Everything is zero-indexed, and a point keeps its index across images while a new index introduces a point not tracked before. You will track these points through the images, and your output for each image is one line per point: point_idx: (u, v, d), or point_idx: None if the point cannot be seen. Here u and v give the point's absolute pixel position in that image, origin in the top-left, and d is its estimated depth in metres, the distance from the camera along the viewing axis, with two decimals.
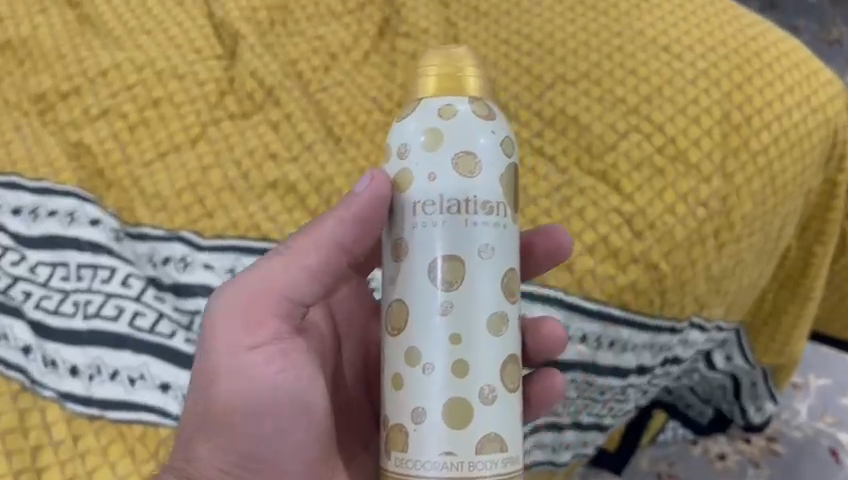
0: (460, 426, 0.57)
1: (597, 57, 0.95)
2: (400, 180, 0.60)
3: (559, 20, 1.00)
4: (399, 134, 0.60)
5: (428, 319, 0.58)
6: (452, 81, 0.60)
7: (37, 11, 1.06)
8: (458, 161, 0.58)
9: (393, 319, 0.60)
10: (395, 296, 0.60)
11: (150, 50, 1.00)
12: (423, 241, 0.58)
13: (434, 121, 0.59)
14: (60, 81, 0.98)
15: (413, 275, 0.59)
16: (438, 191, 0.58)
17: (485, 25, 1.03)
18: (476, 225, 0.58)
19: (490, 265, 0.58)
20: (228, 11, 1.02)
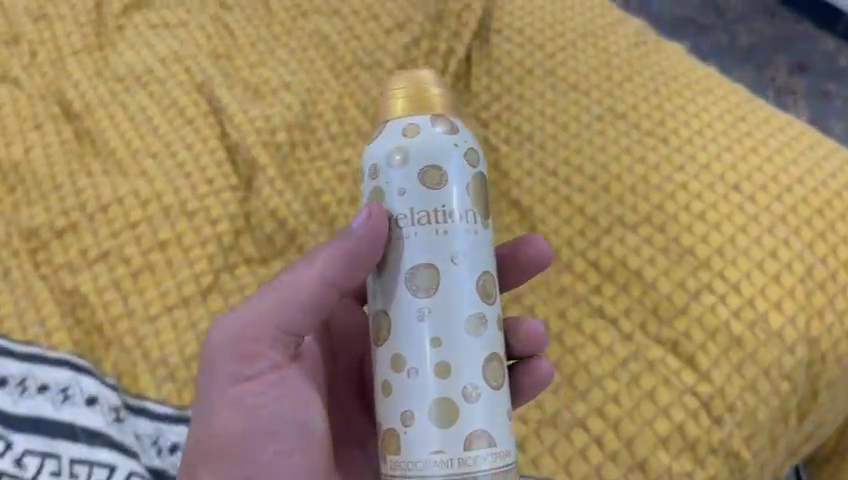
0: (450, 424, 0.51)
1: (659, 196, 0.85)
2: (374, 197, 0.56)
3: (612, 148, 0.90)
4: (370, 153, 0.56)
5: (409, 328, 0.53)
6: (411, 100, 0.54)
7: (30, 127, 0.95)
8: (422, 173, 0.53)
9: (376, 330, 0.56)
10: (378, 307, 0.56)
11: (157, 178, 0.89)
12: (402, 261, 0.54)
13: (396, 142, 0.54)
14: (56, 215, 0.88)
15: (393, 286, 0.55)
16: (412, 207, 0.54)
17: (528, 149, 0.93)
18: (452, 233, 0.53)
19: (465, 275, 0.53)
20: (245, 133, 0.92)
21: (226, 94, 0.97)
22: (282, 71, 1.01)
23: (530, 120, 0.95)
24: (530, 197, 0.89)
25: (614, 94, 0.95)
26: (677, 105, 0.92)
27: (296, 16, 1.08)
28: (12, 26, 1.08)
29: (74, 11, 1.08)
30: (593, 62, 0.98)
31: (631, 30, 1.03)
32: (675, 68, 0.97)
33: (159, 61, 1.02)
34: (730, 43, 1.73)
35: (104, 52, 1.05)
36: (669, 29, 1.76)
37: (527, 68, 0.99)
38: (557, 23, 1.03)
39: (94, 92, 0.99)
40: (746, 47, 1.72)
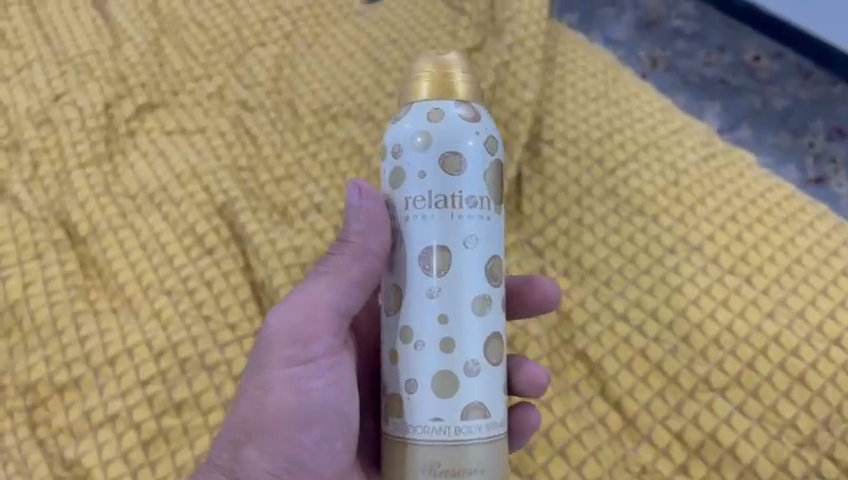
0: (452, 394, 0.52)
1: (749, 351, 0.73)
2: (392, 179, 0.55)
3: (691, 287, 0.78)
4: (392, 134, 0.55)
5: (419, 300, 0.53)
6: (436, 84, 0.54)
7: (31, 256, 0.85)
8: (444, 159, 0.52)
9: (388, 298, 0.55)
10: (391, 275, 0.55)
11: (172, 322, 0.79)
12: (411, 237, 0.53)
13: (419, 124, 0.53)
14: (57, 368, 0.77)
15: (405, 259, 0.54)
16: (428, 189, 0.52)
17: (592, 285, 0.82)
18: (467, 216, 0.52)
19: (476, 256, 0.53)
20: (273, 268, 0.82)
21: (251, 218, 0.87)
22: (312, 188, 0.91)
23: (592, 249, 0.84)
24: (598, 350, 0.76)
25: (686, 220, 0.84)
26: (760, 235, 0.81)
27: (326, 122, 0.99)
28: (14, 131, 0.98)
29: (82, 114, 0.98)
30: (660, 180, 0.88)
31: (698, 139, 0.93)
32: (753, 188, 0.86)
33: (175, 174, 0.92)
34: (764, 104, 1.49)
35: (114, 162, 0.95)
36: (695, 89, 1.53)
37: (586, 185, 0.89)
38: (616, 131, 0.93)
39: (102, 211, 0.89)
40: (781, 111, 1.48)
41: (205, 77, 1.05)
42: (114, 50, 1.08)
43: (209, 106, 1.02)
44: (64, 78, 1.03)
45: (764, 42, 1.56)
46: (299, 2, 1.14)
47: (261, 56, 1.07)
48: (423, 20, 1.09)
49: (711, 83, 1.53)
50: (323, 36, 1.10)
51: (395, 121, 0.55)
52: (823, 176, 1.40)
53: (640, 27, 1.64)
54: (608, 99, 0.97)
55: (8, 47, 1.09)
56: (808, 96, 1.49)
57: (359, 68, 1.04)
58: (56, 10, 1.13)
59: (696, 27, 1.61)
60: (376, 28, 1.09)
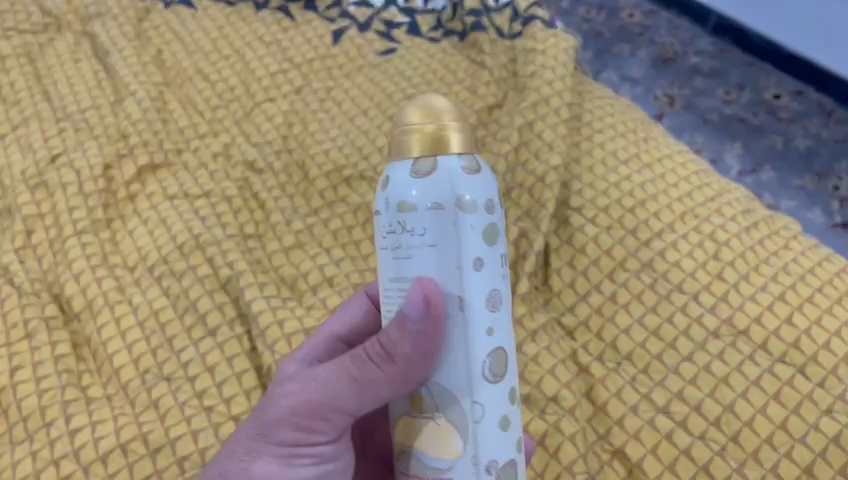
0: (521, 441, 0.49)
1: (807, 453, 0.67)
2: (485, 236, 0.43)
3: (738, 378, 0.72)
4: (479, 182, 0.43)
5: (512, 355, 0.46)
6: (429, 139, 0.42)
7: (20, 336, 0.79)
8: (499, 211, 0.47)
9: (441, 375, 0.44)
10: (434, 345, 0.44)
11: (171, 414, 0.72)
12: (464, 302, 0.43)
13: (459, 180, 0.42)
14: (44, 465, 0.69)
15: (456, 330, 0.43)
16: (484, 248, 0.43)
17: (629, 372, 0.75)
18: (503, 259, 0.45)
19: None
20: (281, 353, 0.75)
21: (258, 295, 0.79)
22: (324, 259, 0.85)
23: (628, 332, 0.77)
24: (637, 450, 0.69)
25: (730, 299, 0.78)
26: (813, 317, 0.75)
27: (339, 186, 0.93)
28: (7, 195, 0.93)
29: (80, 177, 0.93)
30: (699, 253, 0.82)
31: (739, 207, 0.87)
32: (800, 264, 0.81)
33: (177, 243, 0.86)
34: (786, 145, 1.41)
35: (112, 229, 0.89)
36: (714, 127, 1.46)
37: (619, 259, 0.83)
38: (650, 198, 0.87)
39: (98, 285, 0.82)
40: (804, 152, 1.39)
41: (211, 134, 1.00)
42: (116, 105, 1.03)
43: (215, 166, 0.96)
44: (62, 136, 0.98)
45: (784, 80, 1.52)
46: (309, 54, 1.10)
47: (270, 112, 1.02)
48: (440, 75, 1.06)
49: (729, 120, 1.46)
50: (336, 91, 1.05)
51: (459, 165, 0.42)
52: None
53: (657, 65, 1.58)
54: (640, 160, 0.91)
55: (4, 102, 1.04)
56: (831, 136, 1.41)
57: (374, 126, 0.99)
58: (56, 63, 1.08)
59: (714, 64, 1.57)
60: (391, 83, 1.05)
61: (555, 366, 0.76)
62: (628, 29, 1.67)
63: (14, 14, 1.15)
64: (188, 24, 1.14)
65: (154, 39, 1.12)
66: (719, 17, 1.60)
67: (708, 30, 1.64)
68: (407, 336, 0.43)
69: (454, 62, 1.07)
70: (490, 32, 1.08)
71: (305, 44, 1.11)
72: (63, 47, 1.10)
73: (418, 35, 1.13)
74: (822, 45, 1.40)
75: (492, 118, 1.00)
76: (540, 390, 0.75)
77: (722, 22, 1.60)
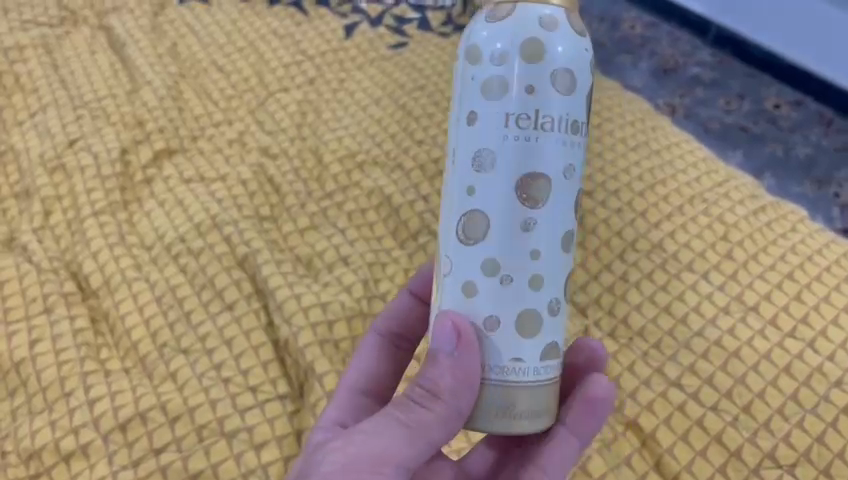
0: (534, 333, 0.43)
1: (818, 423, 0.68)
2: (522, 54, 0.41)
3: (749, 351, 0.73)
4: (516, 24, 0.42)
5: (544, 235, 0.43)
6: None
7: (39, 311, 0.79)
8: (563, 81, 0.42)
9: (523, 277, 0.43)
10: (525, 257, 0.43)
11: (190, 385, 0.73)
12: (558, 194, 0.43)
13: (571, 40, 0.42)
14: (63, 433, 0.69)
15: (546, 233, 0.43)
16: (520, 71, 0.41)
17: (641, 347, 0.76)
18: (545, 118, 0.42)
19: (571, 195, 0.44)
20: (299, 327, 0.76)
21: (275, 271, 0.81)
22: (339, 239, 0.86)
23: (640, 309, 0.79)
24: (651, 420, 0.70)
25: (739, 277, 0.79)
26: (821, 295, 0.77)
27: (352, 171, 0.95)
28: (25, 179, 0.94)
29: (98, 160, 0.94)
30: (707, 234, 0.83)
31: (746, 192, 0.89)
32: (808, 245, 0.82)
33: (194, 223, 0.87)
34: (787, 152, 1.42)
35: (129, 211, 0.91)
36: (715, 135, 1.46)
37: (629, 240, 0.84)
38: (659, 183, 0.88)
39: (116, 263, 0.83)
40: (804, 160, 1.40)
41: (225, 122, 1.02)
42: (132, 94, 1.05)
43: (230, 152, 0.97)
44: (80, 122, 0.99)
45: (784, 90, 1.55)
46: (322, 47, 1.12)
47: (284, 101, 1.04)
48: (450, 66, 1.08)
49: (731, 129, 1.46)
50: (348, 82, 1.07)
51: (502, 13, 0.43)
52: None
53: (657, 74, 1.59)
54: (649, 147, 0.93)
55: (22, 90, 1.05)
56: (831, 144, 1.44)
57: (387, 115, 1.01)
58: (73, 54, 1.10)
59: (714, 75, 1.59)
60: (403, 74, 1.07)
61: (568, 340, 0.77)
62: (629, 39, 1.68)
63: (32, 8, 1.17)
64: (202, 18, 1.17)
65: (168, 32, 1.15)
66: (718, 29, 1.65)
67: (707, 42, 1.67)
68: (451, 380, 0.43)
69: None
70: None
71: (318, 38, 1.14)
72: (80, 40, 1.12)
73: (428, 30, 1.17)
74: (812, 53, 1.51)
75: None
76: None
77: (722, 33, 1.64)
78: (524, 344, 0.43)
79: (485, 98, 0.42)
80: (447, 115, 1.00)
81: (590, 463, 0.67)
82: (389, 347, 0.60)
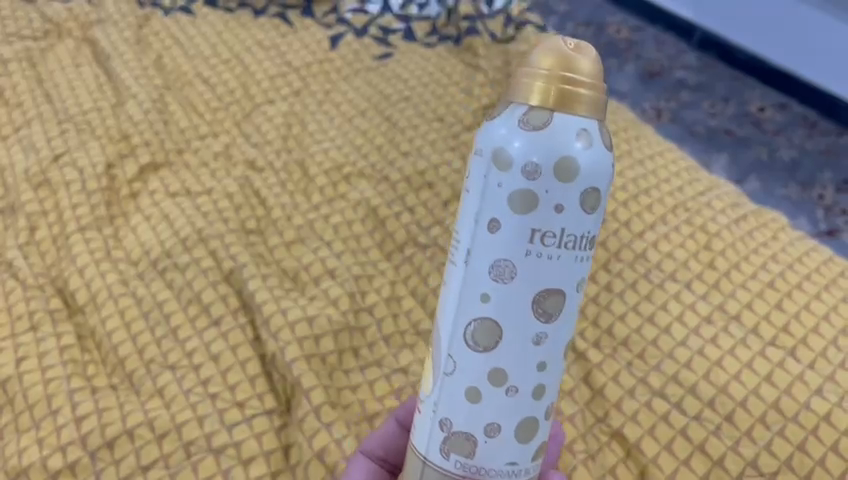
0: (529, 442, 0.38)
1: (799, 431, 0.68)
2: (554, 170, 0.33)
3: (732, 360, 0.73)
4: (545, 138, 0.33)
5: (553, 350, 0.36)
6: (570, 88, 0.34)
7: (25, 328, 0.79)
8: (591, 200, 0.34)
9: (528, 392, 0.36)
10: (533, 371, 0.36)
11: (177, 401, 0.73)
12: (573, 309, 0.36)
13: (600, 146, 0.34)
14: (50, 451, 0.69)
15: (556, 347, 0.36)
16: (549, 185, 0.33)
17: (626, 358, 0.76)
18: (568, 237, 0.34)
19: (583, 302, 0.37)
20: (286, 341, 0.76)
21: (261, 285, 0.81)
22: (325, 252, 0.86)
23: (624, 319, 0.79)
24: (635, 430, 0.70)
25: (722, 287, 0.80)
26: (801, 303, 0.78)
27: (338, 183, 0.95)
28: (10, 194, 0.94)
29: (83, 175, 0.94)
30: (690, 243, 0.84)
31: (728, 200, 0.90)
32: (788, 253, 0.83)
33: (180, 238, 0.87)
34: (771, 156, 1.42)
35: (115, 226, 0.91)
36: (700, 140, 1.46)
37: (614, 250, 0.85)
38: (642, 193, 0.89)
39: (102, 279, 0.83)
40: (788, 162, 1.41)
41: (211, 135, 1.02)
42: (117, 107, 1.05)
43: (216, 165, 0.98)
44: (65, 136, 0.99)
45: (769, 93, 1.56)
46: (308, 58, 1.13)
47: (269, 113, 1.04)
48: (435, 77, 1.09)
49: (716, 132, 1.47)
50: (334, 93, 1.08)
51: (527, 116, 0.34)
52: (837, 227, 1.28)
53: (643, 78, 1.60)
54: (632, 157, 0.94)
55: (6, 103, 1.05)
56: (814, 147, 1.44)
57: (373, 126, 1.02)
58: (57, 68, 1.10)
59: (699, 79, 1.60)
60: (388, 85, 1.08)
61: None
62: (615, 44, 1.69)
63: (15, 21, 1.17)
64: (187, 30, 1.17)
65: (153, 44, 1.15)
66: (704, 33, 1.67)
67: (692, 45, 1.70)
68: None
69: (449, 65, 1.11)
70: (486, 36, 1.17)
71: (304, 49, 1.14)
72: (64, 52, 1.12)
73: (414, 40, 1.18)
74: (800, 60, 1.52)
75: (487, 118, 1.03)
76: None
77: (708, 36, 1.66)
78: (525, 453, 0.37)
79: (504, 203, 0.34)
80: (433, 126, 1.01)
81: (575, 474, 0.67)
82: (378, 468, 0.54)
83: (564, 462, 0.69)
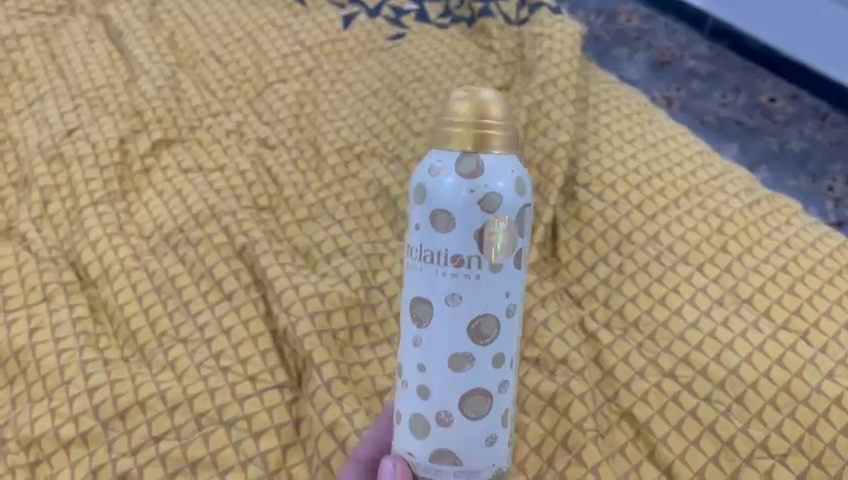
0: (425, 435, 0.47)
1: (809, 413, 0.68)
2: (415, 197, 0.46)
3: (742, 343, 0.73)
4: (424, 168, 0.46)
5: (430, 353, 0.46)
6: (472, 140, 0.44)
7: (38, 300, 0.80)
8: (443, 222, 0.44)
9: (414, 385, 0.47)
10: (415, 368, 0.47)
11: (188, 374, 0.74)
12: (440, 320, 0.45)
13: (454, 184, 0.44)
14: (63, 421, 0.70)
15: (432, 351, 0.46)
16: (418, 214, 0.45)
17: (636, 339, 0.76)
18: (426, 254, 0.45)
19: (456, 320, 0.45)
20: (297, 316, 0.76)
21: (274, 262, 0.81)
22: (337, 230, 0.86)
23: (635, 300, 0.79)
24: (645, 410, 0.71)
25: (734, 271, 0.80)
26: (814, 288, 0.77)
27: (350, 162, 0.95)
28: (23, 168, 0.94)
29: (96, 150, 0.94)
30: (703, 227, 0.84)
31: (742, 186, 0.89)
32: (801, 238, 0.83)
33: (192, 213, 0.87)
34: (781, 146, 1.41)
35: (127, 201, 0.91)
36: (710, 130, 1.46)
37: (626, 232, 0.84)
38: (655, 176, 0.89)
39: (114, 252, 0.84)
40: (799, 152, 1.40)
41: (224, 113, 1.02)
42: (129, 83, 1.05)
43: (228, 142, 0.98)
44: (78, 111, 0.99)
45: (779, 84, 1.53)
46: (320, 38, 1.12)
47: (282, 92, 1.04)
48: (449, 58, 1.08)
49: (726, 122, 1.46)
50: (346, 73, 1.08)
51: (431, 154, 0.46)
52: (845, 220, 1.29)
53: (653, 67, 1.59)
54: (645, 140, 0.94)
55: (19, 78, 1.05)
56: (825, 139, 1.43)
57: (385, 107, 1.02)
58: (70, 43, 1.10)
59: (710, 67, 1.58)
60: (401, 66, 1.07)
61: (563, 331, 0.78)
62: (626, 33, 1.68)
63: None
64: (200, 8, 1.17)
65: (166, 22, 1.15)
66: (715, 22, 1.64)
67: (704, 34, 1.67)
68: None
69: (462, 47, 1.11)
70: (499, 18, 1.13)
71: (316, 28, 1.14)
72: (77, 28, 1.12)
73: (426, 22, 1.17)
74: (825, 59, 1.49)
75: None
76: (549, 353, 0.76)
77: (718, 26, 1.64)
78: (423, 445, 0.47)
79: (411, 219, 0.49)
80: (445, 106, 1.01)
81: (585, 452, 0.68)
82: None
83: (574, 440, 0.70)
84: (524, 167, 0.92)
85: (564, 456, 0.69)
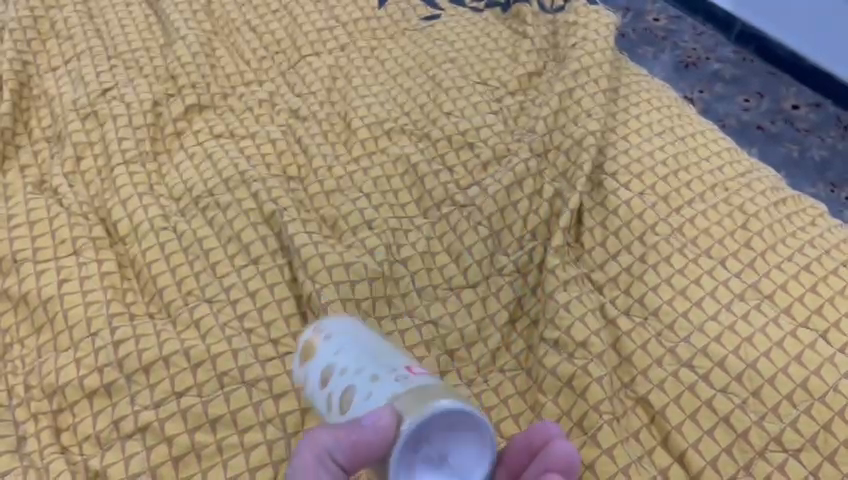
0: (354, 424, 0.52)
1: (825, 411, 0.69)
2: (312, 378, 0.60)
3: (761, 338, 0.73)
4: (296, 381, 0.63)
5: (341, 382, 0.56)
6: None
7: (68, 252, 0.82)
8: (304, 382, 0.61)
9: (361, 403, 0.54)
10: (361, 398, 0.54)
11: (212, 333, 0.75)
12: (323, 354, 0.59)
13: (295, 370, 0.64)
14: (88, 372, 0.72)
15: (347, 376, 0.56)
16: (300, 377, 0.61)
17: (655, 328, 0.77)
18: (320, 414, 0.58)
19: (321, 354, 0.59)
20: (322, 284, 0.77)
21: (301, 230, 0.82)
22: (363, 203, 0.87)
23: (656, 290, 0.79)
24: (661, 398, 0.72)
25: (757, 266, 0.80)
26: (836, 288, 0.78)
27: (380, 137, 0.96)
28: (57, 123, 0.96)
29: (130, 110, 0.95)
30: (728, 222, 0.84)
31: (769, 184, 0.90)
32: (825, 239, 0.83)
33: (222, 177, 0.88)
34: (802, 154, 1.41)
35: (158, 162, 0.92)
36: (731, 132, 1.45)
37: (650, 222, 0.84)
38: (682, 169, 0.89)
39: (144, 211, 0.85)
40: (819, 161, 1.40)
41: (257, 83, 1.03)
42: (164, 48, 1.06)
43: (260, 111, 0.99)
44: (113, 72, 1.00)
45: (803, 92, 1.53)
46: (355, 13, 1.13)
47: (315, 64, 1.05)
48: (483, 42, 1.09)
49: (748, 126, 1.45)
50: (380, 50, 1.08)
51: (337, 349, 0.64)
52: None
53: (677, 67, 1.58)
54: (674, 134, 0.94)
55: (57, 36, 1.06)
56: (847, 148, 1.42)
57: (416, 85, 1.02)
58: (108, 5, 1.11)
59: (736, 71, 1.57)
60: (433, 45, 1.08)
61: (585, 314, 0.77)
62: (652, 31, 1.66)
63: None
64: None
65: None
66: (743, 26, 1.62)
67: (731, 39, 1.64)
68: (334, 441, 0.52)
69: (496, 31, 1.11)
70: (534, 5, 1.14)
71: (352, 4, 1.14)
72: None
73: (461, 4, 1.17)
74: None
75: (531, 86, 1.03)
76: (569, 335, 0.76)
77: (747, 30, 1.62)
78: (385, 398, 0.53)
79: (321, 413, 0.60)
80: (477, 88, 1.01)
81: (600, 435, 0.69)
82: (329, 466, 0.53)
83: (590, 422, 0.70)
84: (552, 152, 0.92)
85: (580, 437, 0.70)
